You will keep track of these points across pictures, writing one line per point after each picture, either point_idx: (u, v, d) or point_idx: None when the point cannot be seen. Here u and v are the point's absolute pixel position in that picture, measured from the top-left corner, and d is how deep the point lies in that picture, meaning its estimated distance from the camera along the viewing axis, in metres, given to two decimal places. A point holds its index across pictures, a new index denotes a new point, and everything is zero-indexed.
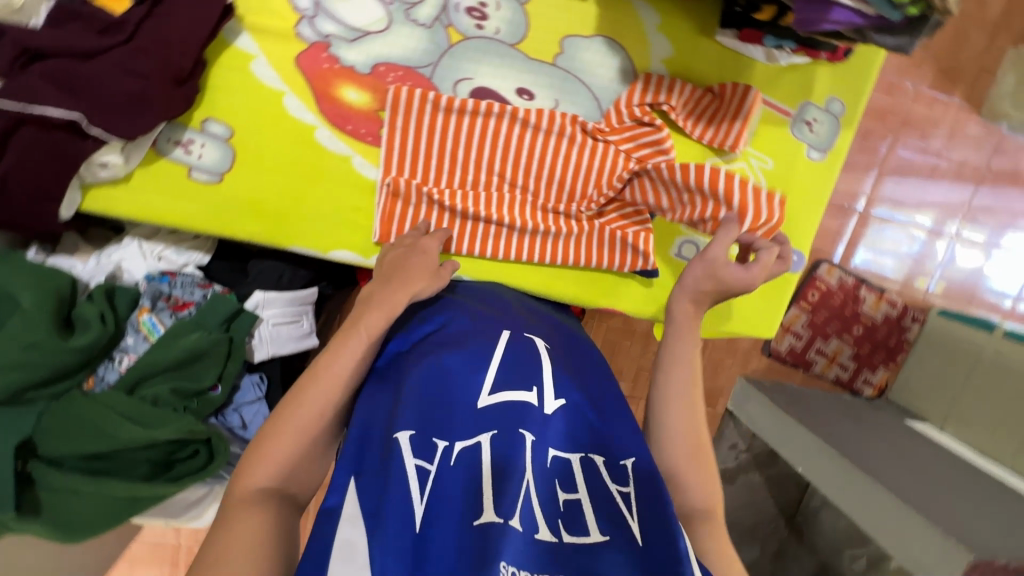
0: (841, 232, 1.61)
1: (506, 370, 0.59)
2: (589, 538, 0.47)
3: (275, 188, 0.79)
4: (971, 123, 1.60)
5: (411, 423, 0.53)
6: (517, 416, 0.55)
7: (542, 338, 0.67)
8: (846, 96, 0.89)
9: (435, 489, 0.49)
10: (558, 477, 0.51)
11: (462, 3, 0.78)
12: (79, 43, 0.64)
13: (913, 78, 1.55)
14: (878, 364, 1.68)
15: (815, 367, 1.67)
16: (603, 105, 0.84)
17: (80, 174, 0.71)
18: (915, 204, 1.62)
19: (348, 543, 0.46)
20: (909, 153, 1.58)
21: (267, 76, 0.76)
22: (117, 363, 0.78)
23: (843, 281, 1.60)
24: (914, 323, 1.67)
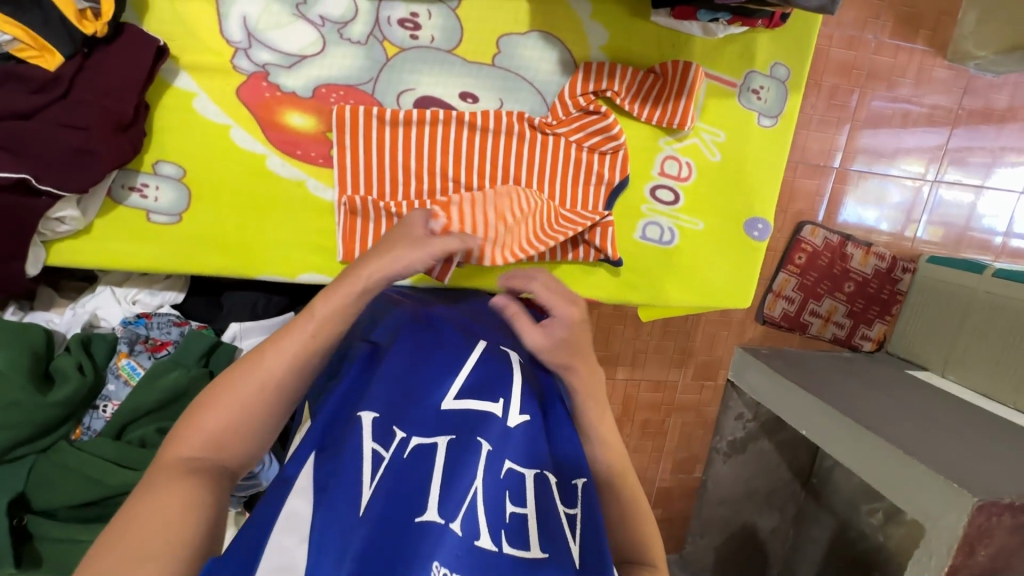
0: (820, 192, 1.60)
1: (474, 379, 0.61)
2: (530, 553, 0.50)
3: (233, 222, 0.81)
4: (937, 67, 1.59)
5: (376, 406, 0.58)
6: (478, 422, 0.57)
7: (516, 352, 0.68)
8: (790, 60, 0.89)
9: (386, 477, 0.52)
10: (510, 489, 0.53)
11: (393, 16, 0.78)
12: (14, 105, 0.64)
13: (873, 30, 1.53)
14: (874, 318, 1.69)
15: (811, 329, 1.68)
16: (548, 98, 0.85)
17: (40, 231, 0.73)
18: (891, 155, 1.61)
19: (294, 514, 0.50)
20: (878, 105, 1.57)
21: (211, 112, 0.77)
22: (101, 411, 0.79)
23: (829, 240, 1.60)
24: (905, 273, 1.67)
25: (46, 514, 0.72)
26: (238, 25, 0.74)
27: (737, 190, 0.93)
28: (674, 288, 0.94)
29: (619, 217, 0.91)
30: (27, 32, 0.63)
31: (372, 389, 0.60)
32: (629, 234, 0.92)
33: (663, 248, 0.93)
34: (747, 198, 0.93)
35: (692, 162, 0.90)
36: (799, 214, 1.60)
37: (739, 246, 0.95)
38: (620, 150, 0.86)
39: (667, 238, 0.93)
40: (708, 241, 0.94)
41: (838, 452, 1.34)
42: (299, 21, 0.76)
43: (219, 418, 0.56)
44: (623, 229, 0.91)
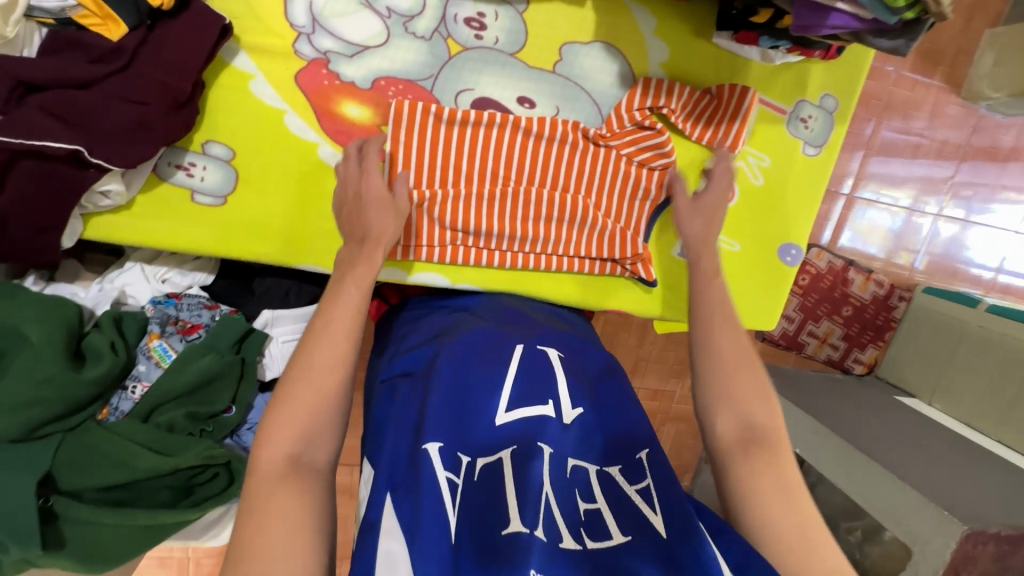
0: (828, 216, 1.64)
1: (521, 386, 0.62)
2: (612, 541, 0.50)
3: (278, 208, 0.79)
4: (951, 104, 1.64)
5: (440, 436, 0.56)
6: (537, 427, 0.58)
7: (553, 347, 0.69)
8: (840, 92, 0.90)
9: (466, 501, 0.52)
10: (578, 486, 0.55)
11: (460, 14, 0.77)
12: (73, 73, 0.62)
13: (894, 62, 1.57)
14: (867, 343, 1.74)
15: (807, 349, 1.71)
16: (604, 110, 0.85)
17: (82, 203, 0.70)
18: (899, 185, 1.66)
19: (390, 554, 0.48)
20: (891, 134, 1.62)
21: (267, 95, 0.75)
22: (131, 392, 0.77)
23: (832, 264, 1.63)
24: (901, 301, 1.71)
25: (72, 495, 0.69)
26: (303, 9, 0.73)
27: (773, 215, 0.94)
28: None
29: (659, 232, 0.92)
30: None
31: (430, 408, 0.58)
32: (667, 249, 0.93)
33: None
34: (784, 225, 0.95)
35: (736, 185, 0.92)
36: None
37: (772, 271, 0.97)
38: (670, 167, 0.86)
39: None
40: (743, 266, 0.96)
41: (830, 471, 1.37)
42: (365, 10, 0.74)
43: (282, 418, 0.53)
44: (662, 245, 0.93)
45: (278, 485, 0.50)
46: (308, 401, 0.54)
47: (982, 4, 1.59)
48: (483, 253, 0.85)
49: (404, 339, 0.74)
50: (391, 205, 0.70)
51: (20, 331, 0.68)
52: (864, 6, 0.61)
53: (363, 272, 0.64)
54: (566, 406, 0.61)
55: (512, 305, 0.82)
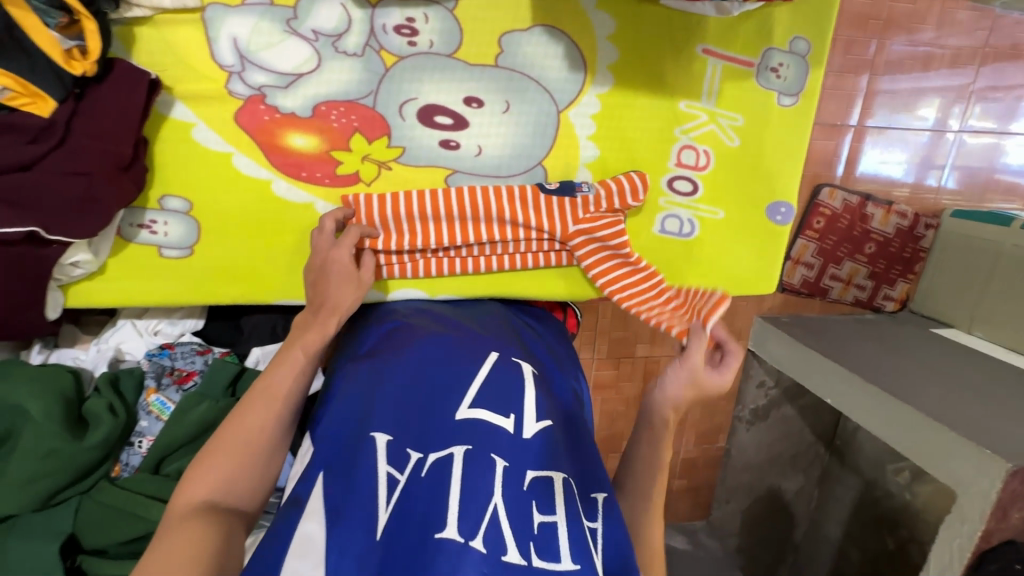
0: (837, 153, 1.54)
1: (488, 394, 0.64)
2: (560, 565, 0.51)
3: (243, 250, 0.79)
4: (961, 8, 1.50)
5: (389, 430, 0.61)
6: (494, 437, 0.60)
7: (529, 363, 0.72)
8: (811, 32, 0.83)
9: (401, 497, 0.55)
10: (536, 498, 0.56)
11: (389, 23, 0.74)
12: (10, 157, 0.63)
13: None
14: (896, 278, 1.65)
15: (832, 293, 1.64)
16: (557, 97, 0.81)
17: (56, 276, 0.73)
18: (911, 106, 1.54)
19: (308, 537, 0.53)
20: (896, 53, 1.49)
21: (211, 140, 0.74)
22: (138, 447, 0.80)
23: (848, 201, 1.55)
24: (927, 230, 1.62)
25: (98, 553, 0.72)
26: (229, 48, 0.71)
27: (756, 174, 0.89)
28: (696, 280, 0.93)
29: (636, 217, 0.88)
30: (17, 81, 0.61)
31: (377, 409, 0.64)
32: (647, 228, 0.89)
33: (683, 240, 0.91)
34: (770, 182, 0.90)
35: (709, 149, 0.86)
36: (817, 177, 1.55)
37: (761, 233, 0.92)
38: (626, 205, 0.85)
39: (687, 229, 0.90)
40: (728, 231, 0.91)
41: (865, 420, 1.32)
42: (291, 37, 0.72)
43: (207, 470, 0.58)
44: (642, 225, 0.89)
45: (178, 529, 0.53)
46: (231, 458, 0.59)
47: None
48: (455, 262, 0.84)
49: (366, 338, 0.77)
50: (353, 275, 0.73)
51: (20, 408, 0.71)
52: None
53: (312, 339, 0.68)
54: (529, 420, 0.63)
55: (495, 318, 0.83)
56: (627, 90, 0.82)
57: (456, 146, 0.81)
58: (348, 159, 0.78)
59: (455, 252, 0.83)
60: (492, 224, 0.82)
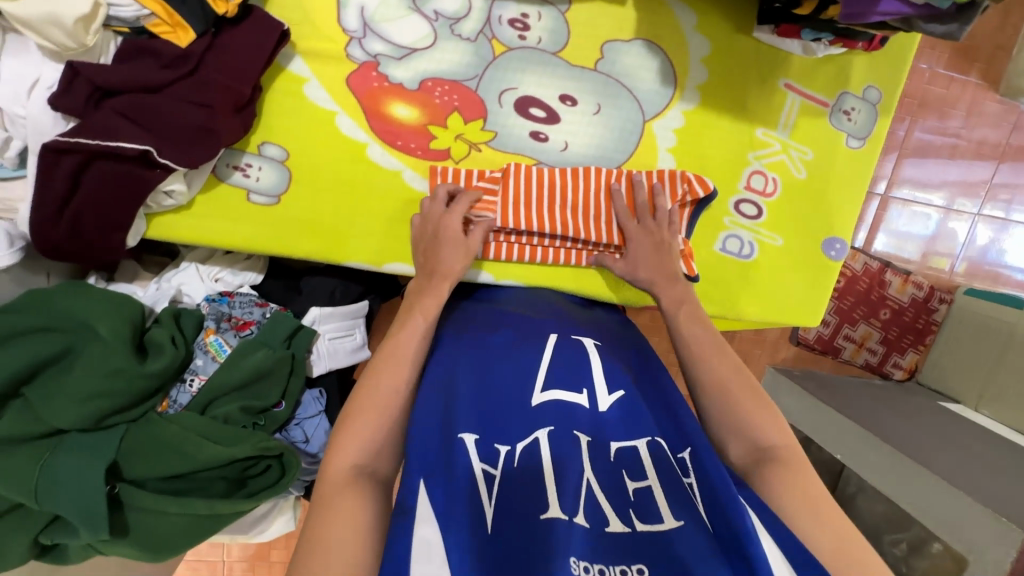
0: (863, 217, 1.62)
1: (557, 374, 0.67)
2: (663, 524, 0.53)
3: (326, 206, 0.81)
4: (989, 101, 1.61)
5: (475, 428, 0.61)
6: (574, 413, 0.63)
7: (590, 337, 0.77)
8: (883, 83, 0.89)
9: (503, 489, 0.56)
10: (626, 468, 0.59)
11: (505, 15, 0.79)
12: (144, 78, 0.65)
13: (928, 59, 1.55)
14: (907, 347, 1.69)
15: (844, 353, 1.69)
16: (645, 107, 0.85)
17: (148, 203, 0.74)
18: (936, 185, 1.62)
19: (426, 541, 0.51)
20: (926, 134, 1.59)
21: (320, 97, 0.78)
22: (189, 385, 0.79)
23: (868, 265, 1.61)
24: (941, 304, 1.67)
25: (136, 484, 0.71)
26: (356, 15, 0.76)
27: (817, 208, 0.93)
28: (749, 302, 0.95)
29: (701, 225, 0.92)
30: (165, 8, 0.64)
31: (456, 407, 0.63)
32: (708, 243, 0.92)
33: (741, 261, 0.94)
34: (827, 218, 0.94)
35: (778, 178, 0.91)
36: None
37: (814, 265, 0.96)
38: (688, 197, 0.85)
39: (746, 251, 0.94)
40: (786, 260, 0.95)
41: (870, 474, 1.31)
42: (413, 14, 0.77)
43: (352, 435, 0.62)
44: (703, 241, 0.92)
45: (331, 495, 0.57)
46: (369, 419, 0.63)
47: None
48: (525, 249, 0.86)
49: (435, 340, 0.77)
50: (462, 242, 0.75)
51: (90, 325, 0.71)
52: None
53: (430, 304, 0.71)
54: (602, 393, 0.67)
55: (550, 302, 0.85)
56: (710, 110, 0.86)
57: (545, 138, 0.84)
58: (443, 136, 0.82)
59: (527, 241, 0.86)
60: (566, 210, 0.83)
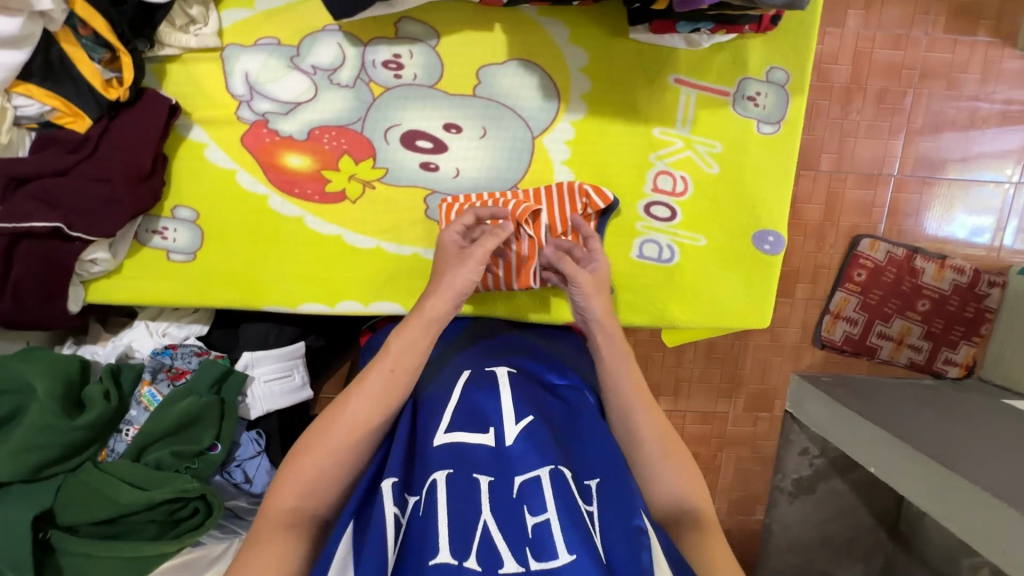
0: (879, 203, 1.44)
1: (462, 415, 0.64)
2: (557, 560, 0.50)
3: (241, 258, 0.87)
4: (1008, 59, 1.39)
5: (395, 473, 0.60)
6: (474, 456, 0.60)
7: (505, 365, 0.74)
8: (788, 63, 0.84)
9: (407, 537, 0.55)
10: (526, 502, 0.55)
11: (378, 59, 0.83)
12: (50, 164, 0.75)
13: (922, 26, 1.37)
14: (958, 340, 1.47)
15: (881, 353, 1.50)
16: (532, 124, 0.85)
17: (78, 272, 0.83)
18: (960, 159, 1.43)
19: None
20: (938, 105, 1.40)
21: (219, 159, 0.85)
22: (124, 434, 0.85)
23: (892, 253, 1.44)
24: (992, 288, 1.44)
25: (69, 530, 0.78)
26: (241, 80, 0.83)
27: (737, 202, 0.88)
28: (678, 308, 0.90)
29: (614, 236, 0.88)
30: (64, 103, 0.74)
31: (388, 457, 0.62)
32: (625, 253, 0.89)
33: (663, 266, 0.89)
34: (752, 209, 0.88)
35: (687, 175, 0.87)
36: (854, 227, 1.45)
37: (747, 261, 0.89)
38: (590, 210, 0.85)
39: (667, 255, 0.89)
40: (714, 257, 0.89)
41: (909, 492, 1.16)
42: (293, 72, 0.83)
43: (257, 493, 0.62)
44: (618, 249, 0.89)
45: None
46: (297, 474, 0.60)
47: None
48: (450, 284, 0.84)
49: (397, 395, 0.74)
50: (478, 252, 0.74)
51: (29, 385, 0.79)
52: None
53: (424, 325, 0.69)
54: (508, 425, 0.63)
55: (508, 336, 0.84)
56: (602, 118, 0.85)
57: (435, 168, 0.86)
58: (336, 178, 0.86)
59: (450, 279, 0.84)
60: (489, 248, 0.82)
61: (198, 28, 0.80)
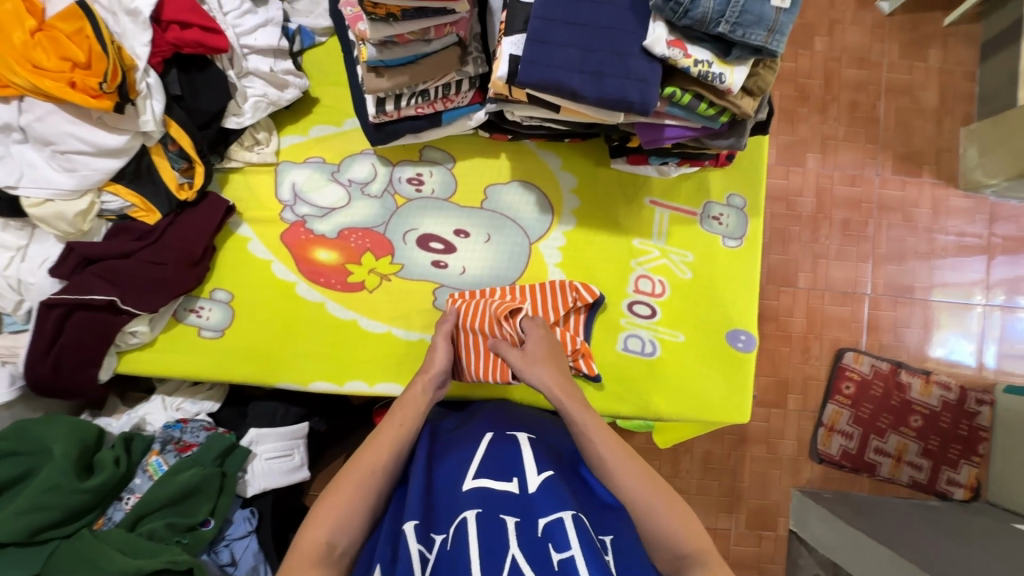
0: (858, 320, 1.50)
1: (491, 466, 0.72)
2: None
3: (265, 337, 0.97)
4: (952, 197, 1.51)
5: (416, 515, 0.64)
6: (500, 499, 0.66)
7: (524, 432, 0.80)
8: (745, 191, 1.00)
9: (435, 570, 0.59)
10: (552, 540, 0.60)
11: (403, 176, 1.00)
12: (118, 248, 0.88)
13: (872, 168, 1.51)
14: (958, 460, 1.47)
15: (881, 470, 1.48)
16: (529, 232, 1.00)
17: (117, 343, 0.92)
18: (926, 286, 1.50)
19: None
20: (899, 235, 1.51)
21: (261, 252, 0.98)
22: (124, 502, 0.89)
23: (877, 367, 1.48)
24: (981, 405, 1.47)
25: None
26: (288, 188, 0.99)
27: (708, 303, 0.99)
28: (661, 400, 0.96)
29: (602, 328, 0.98)
30: (141, 198, 0.89)
31: (411, 500, 0.67)
32: (611, 345, 0.98)
33: (646, 359, 0.97)
34: (723, 311, 0.98)
35: (664, 280, 0.99)
36: (837, 341, 1.50)
37: (725, 358, 0.98)
38: (580, 303, 0.95)
39: (649, 349, 0.98)
40: (693, 354, 0.98)
41: None
42: (333, 183, 1.00)
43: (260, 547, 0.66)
44: (605, 343, 0.98)
45: None
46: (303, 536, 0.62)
47: (948, 106, 1.51)
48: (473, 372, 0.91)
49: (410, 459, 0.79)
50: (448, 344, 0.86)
51: (46, 447, 0.84)
52: (688, 120, 0.77)
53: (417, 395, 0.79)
54: (531, 475, 0.70)
55: (502, 405, 0.90)
56: (590, 229, 1.00)
57: (445, 266, 0.99)
58: (358, 271, 0.98)
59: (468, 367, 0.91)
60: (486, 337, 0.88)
61: (261, 148, 0.98)
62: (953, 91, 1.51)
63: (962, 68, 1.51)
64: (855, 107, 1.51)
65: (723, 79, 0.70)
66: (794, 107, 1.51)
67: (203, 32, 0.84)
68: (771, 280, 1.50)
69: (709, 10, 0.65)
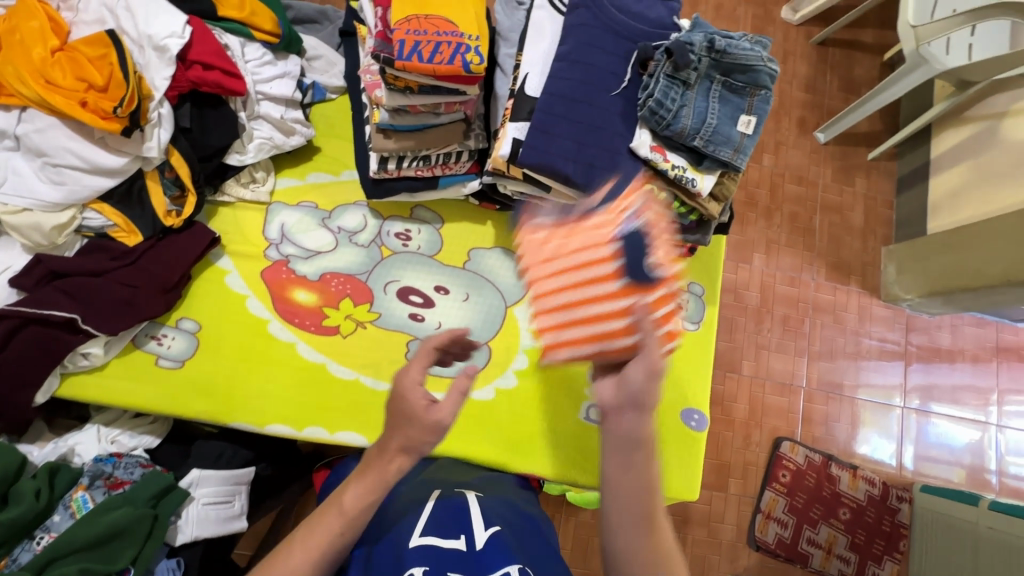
0: (795, 411, 1.61)
1: (437, 525, 0.71)
2: None
3: (227, 372, 0.94)
4: (876, 306, 1.70)
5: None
6: (446, 557, 0.66)
7: (472, 490, 0.82)
8: (703, 281, 1.10)
9: None
10: None
11: (392, 230, 1.05)
12: (91, 265, 0.86)
13: (809, 272, 1.69)
14: (882, 555, 1.55)
15: (813, 561, 1.52)
16: (506, 296, 1.05)
17: (65, 363, 0.87)
18: (854, 384, 1.64)
19: None
20: (831, 335, 1.66)
21: (237, 285, 0.98)
22: (35, 542, 0.81)
23: (810, 458, 1.57)
24: (902, 503, 1.57)
25: None
26: (277, 228, 1.01)
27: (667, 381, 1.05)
28: None
29: (567, 396, 1.01)
30: (125, 219, 0.89)
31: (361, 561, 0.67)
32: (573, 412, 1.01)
33: None
34: (680, 389, 1.05)
35: None
36: (775, 429, 1.59)
37: (679, 435, 1.03)
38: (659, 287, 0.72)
39: None
40: None
41: None
42: (322, 228, 1.03)
43: None
44: (568, 411, 1.01)
45: None
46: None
47: (871, 227, 1.73)
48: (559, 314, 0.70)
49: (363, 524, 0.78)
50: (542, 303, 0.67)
51: None
52: None
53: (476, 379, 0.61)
54: (478, 530, 0.70)
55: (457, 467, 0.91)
56: None
57: (422, 319, 1.02)
58: (334, 315, 0.99)
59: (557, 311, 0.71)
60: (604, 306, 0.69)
61: (257, 186, 1.01)
62: (876, 216, 1.75)
63: (882, 196, 1.76)
64: (795, 218, 1.71)
65: (695, 184, 0.81)
66: (744, 211, 1.69)
67: (225, 75, 0.89)
68: (718, 365, 1.60)
69: (687, 126, 0.77)
